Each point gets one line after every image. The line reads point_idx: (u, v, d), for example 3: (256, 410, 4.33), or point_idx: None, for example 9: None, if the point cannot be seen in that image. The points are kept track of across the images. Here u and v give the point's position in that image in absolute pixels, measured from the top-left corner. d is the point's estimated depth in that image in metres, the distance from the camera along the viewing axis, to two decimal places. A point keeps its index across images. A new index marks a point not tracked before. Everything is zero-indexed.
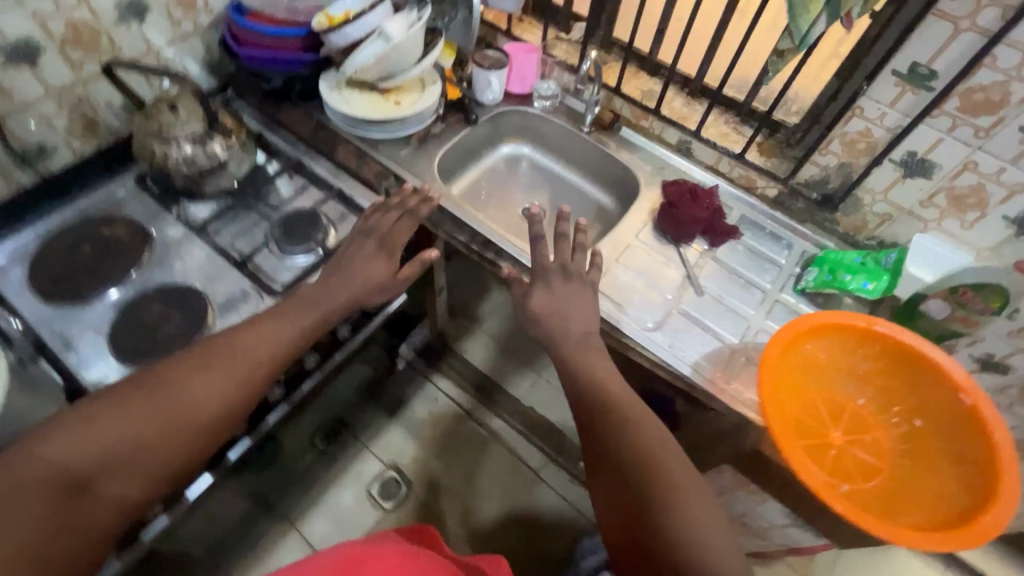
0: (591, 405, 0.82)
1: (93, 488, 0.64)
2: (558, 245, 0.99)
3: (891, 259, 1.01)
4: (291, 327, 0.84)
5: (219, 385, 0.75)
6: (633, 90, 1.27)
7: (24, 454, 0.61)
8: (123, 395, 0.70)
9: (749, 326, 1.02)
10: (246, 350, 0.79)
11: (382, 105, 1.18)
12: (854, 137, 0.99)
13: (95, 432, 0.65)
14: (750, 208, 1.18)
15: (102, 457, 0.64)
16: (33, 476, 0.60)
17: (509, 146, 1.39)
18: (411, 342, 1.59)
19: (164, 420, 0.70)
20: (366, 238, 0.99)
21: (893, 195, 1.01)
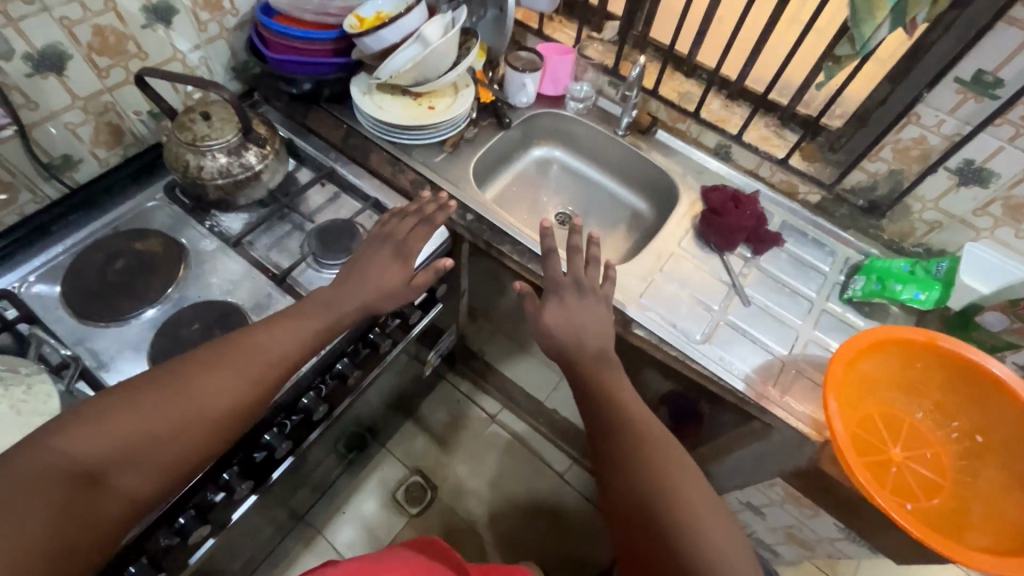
0: (607, 416, 0.82)
1: (103, 483, 0.60)
2: (575, 261, 0.97)
3: (942, 269, 0.99)
4: (309, 327, 0.82)
5: (232, 383, 0.72)
6: (670, 92, 1.24)
7: (36, 446, 0.59)
8: (135, 389, 0.67)
9: (798, 337, 1.01)
10: (263, 347, 0.77)
11: (416, 111, 1.14)
12: (908, 144, 0.97)
13: (107, 426, 0.63)
14: (791, 214, 1.16)
15: (113, 450, 0.62)
16: (42, 469, 0.57)
17: (540, 149, 1.36)
18: (437, 347, 1.57)
19: (176, 416, 0.67)
20: (392, 247, 0.93)
21: (945, 203, 0.99)
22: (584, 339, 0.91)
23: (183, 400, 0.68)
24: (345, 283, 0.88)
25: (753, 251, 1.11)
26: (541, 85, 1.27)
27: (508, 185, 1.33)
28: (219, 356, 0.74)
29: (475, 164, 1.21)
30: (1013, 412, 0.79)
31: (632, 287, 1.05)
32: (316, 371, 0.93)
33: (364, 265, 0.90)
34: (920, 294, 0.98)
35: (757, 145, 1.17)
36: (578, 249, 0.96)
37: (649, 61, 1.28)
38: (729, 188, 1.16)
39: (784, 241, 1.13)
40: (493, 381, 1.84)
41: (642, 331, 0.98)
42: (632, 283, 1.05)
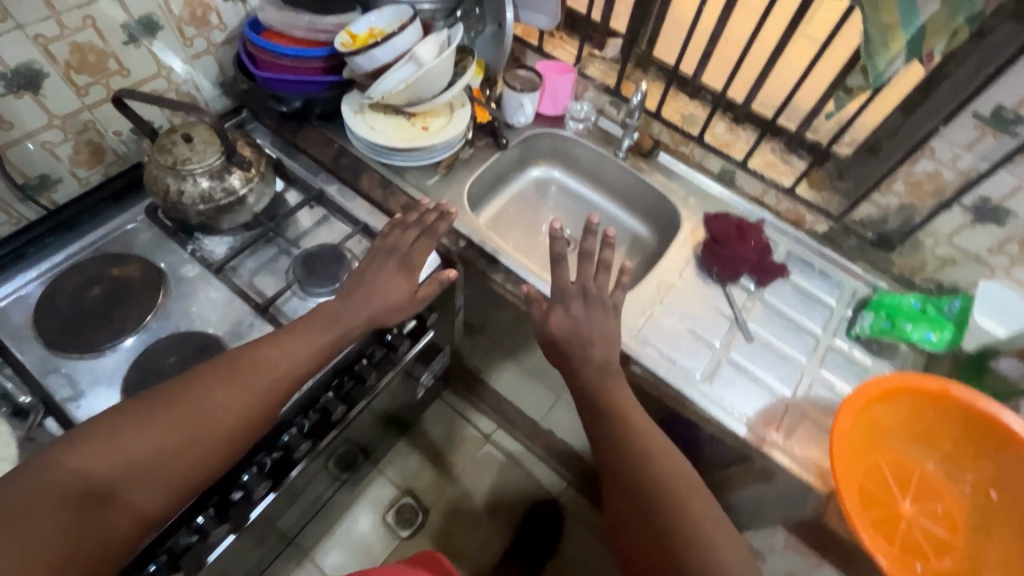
0: (610, 434, 0.75)
1: (111, 502, 0.60)
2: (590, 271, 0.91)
3: (954, 309, 0.96)
4: (320, 338, 0.78)
5: (241, 400, 0.70)
6: (674, 114, 1.20)
7: (49, 462, 0.59)
8: (143, 405, 0.66)
9: (802, 377, 0.96)
10: (271, 359, 0.74)
11: (409, 132, 1.10)
12: (921, 178, 0.92)
13: (116, 444, 0.62)
14: (796, 243, 1.12)
15: (122, 470, 0.61)
16: (53, 488, 0.57)
17: (538, 169, 1.32)
18: (431, 369, 1.53)
19: (183, 435, 0.65)
20: (398, 259, 0.88)
21: (958, 239, 0.95)
22: (584, 353, 0.84)
23: (191, 417, 0.66)
24: (359, 290, 0.84)
25: (758, 283, 1.06)
26: (540, 104, 1.23)
27: (507, 205, 1.28)
28: (229, 369, 0.71)
29: (470, 186, 1.17)
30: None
31: (630, 320, 1.01)
32: (297, 408, 0.90)
33: (370, 277, 0.86)
34: (932, 334, 0.95)
35: (763, 172, 1.13)
36: (588, 257, 0.90)
37: (652, 81, 1.24)
38: (734, 217, 1.12)
39: (789, 273, 1.09)
40: (488, 401, 1.80)
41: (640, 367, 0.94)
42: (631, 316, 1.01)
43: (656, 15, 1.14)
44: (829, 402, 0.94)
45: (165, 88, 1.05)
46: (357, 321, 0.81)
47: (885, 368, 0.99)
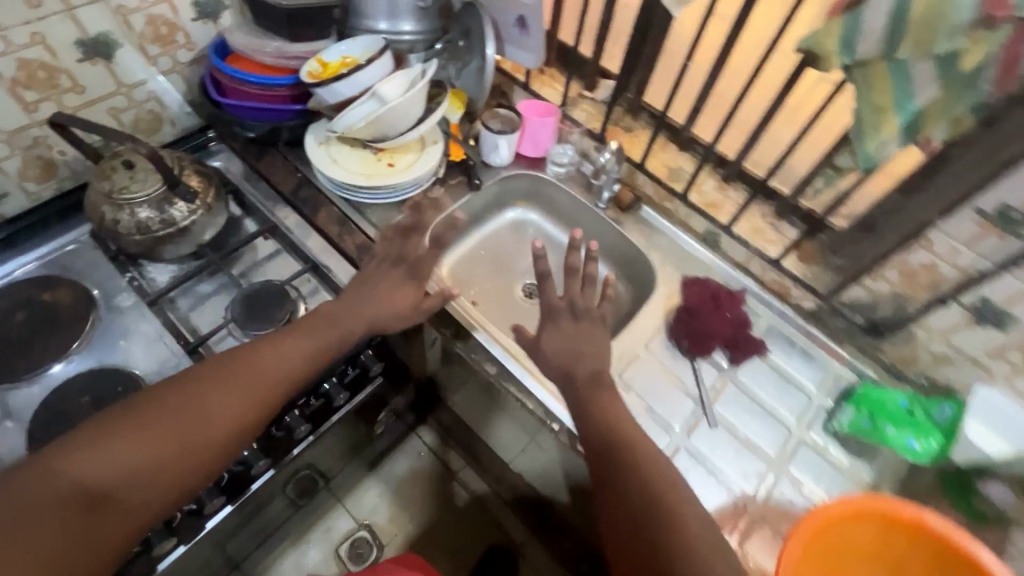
0: (609, 450, 0.73)
1: (112, 504, 0.61)
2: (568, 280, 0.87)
3: (944, 416, 0.86)
4: (314, 344, 0.80)
5: (236, 405, 0.71)
6: (660, 166, 1.13)
7: (47, 467, 0.59)
8: (143, 407, 0.66)
9: (766, 473, 0.88)
10: (266, 366, 0.75)
11: (374, 168, 1.05)
12: (916, 269, 0.84)
13: (116, 447, 0.62)
14: (779, 318, 1.04)
15: (123, 472, 0.62)
16: (55, 493, 0.58)
17: (515, 211, 1.25)
18: (394, 403, 1.48)
19: (182, 439, 0.66)
20: (406, 268, 0.91)
21: (954, 338, 0.85)
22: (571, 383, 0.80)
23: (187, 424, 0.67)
24: (355, 296, 0.86)
25: (731, 360, 0.99)
26: (520, 144, 1.17)
27: (477, 248, 1.23)
28: (223, 373, 0.72)
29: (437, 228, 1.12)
30: None
31: None
32: None
33: (375, 281, 0.88)
34: (915, 442, 0.86)
35: (748, 238, 1.06)
36: (575, 272, 0.87)
37: (641, 128, 1.17)
38: (713, 284, 1.04)
39: (767, 351, 1.00)
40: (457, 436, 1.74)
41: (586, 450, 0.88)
42: None
43: (647, 62, 1.07)
44: (794, 506, 0.85)
45: (127, 106, 1.01)
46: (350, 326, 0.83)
47: (862, 471, 0.89)
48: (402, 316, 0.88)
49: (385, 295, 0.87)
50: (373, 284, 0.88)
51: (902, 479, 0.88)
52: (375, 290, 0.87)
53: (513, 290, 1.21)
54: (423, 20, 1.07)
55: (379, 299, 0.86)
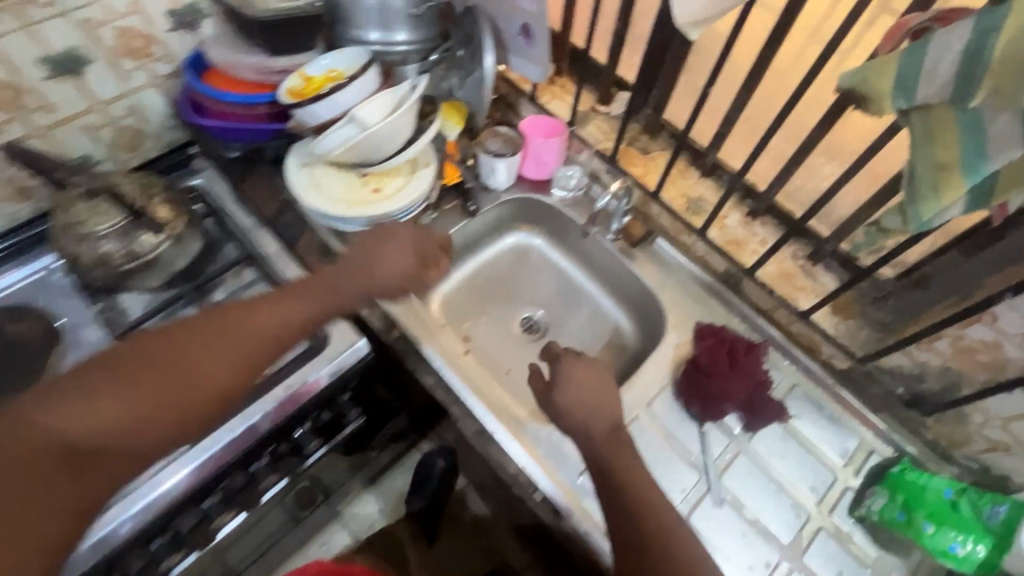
0: (603, 474, 0.69)
1: (88, 468, 0.54)
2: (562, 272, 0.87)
3: (996, 519, 0.73)
4: (315, 308, 0.69)
5: (224, 371, 0.61)
6: (678, 195, 1.00)
7: (19, 420, 0.52)
8: (123, 362, 0.58)
9: (777, 562, 0.78)
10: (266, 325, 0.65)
11: (360, 193, 0.96)
12: (974, 345, 0.70)
13: (95, 408, 0.55)
14: (805, 377, 0.91)
15: (105, 432, 0.55)
16: (27, 450, 0.51)
17: (516, 236, 1.14)
18: (390, 426, 1.42)
19: (163, 408, 0.58)
20: (414, 237, 0.79)
21: (1017, 426, 0.72)
22: (592, 446, 0.71)
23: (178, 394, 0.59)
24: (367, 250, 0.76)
25: (745, 426, 0.87)
26: (523, 165, 1.06)
27: (474, 274, 1.11)
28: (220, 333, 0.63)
29: None
30: None
31: (574, 458, 0.84)
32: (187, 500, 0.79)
33: (380, 247, 0.76)
34: (957, 544, 0.73)
35: (772, 284, 0.93)
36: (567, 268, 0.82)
37: (659, 150, 1.04)
38: (732, 333, 0.92)
39: (789, 417, 0.88)
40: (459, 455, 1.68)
41: (575, 526, 0.79)
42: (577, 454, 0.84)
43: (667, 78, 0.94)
44: None
45: (103, 123, 0.96)
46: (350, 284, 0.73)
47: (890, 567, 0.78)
48: (417, 281, 0.79)
49: (397, 259, 0.77)
50: (377, 246, 0.76)
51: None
52: (385, 250, 0.76)
53: (512, 321, 1.09)
54: (420, 25, 0.96)
55: (379, 258, 0.76)
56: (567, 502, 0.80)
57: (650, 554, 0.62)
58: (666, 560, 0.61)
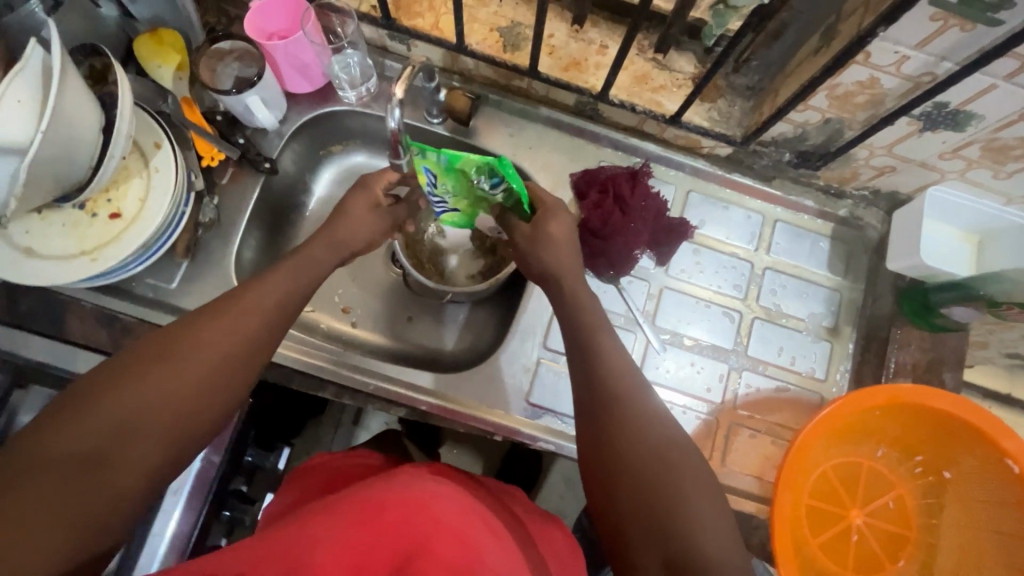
0: (579, 383, 0.60)
1: (183, 376, 0.51)
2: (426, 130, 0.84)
3: (443, 198, 0.70)
4: (327, 259, 0.65)
5: (287, 284, 0.61)
6: (488, 35, 0.77)
7: (173, 340, 0.53)
8: (217, 303, 0.57)
9: (728, 372, 0.80)
10: (255, 299, 0.58)
11: (95, 230, 0.68)
12: (850, 90, 0.62)
13: (234, 315, 0.56)
14: (696, 177, 0.84)
15: (221, 356, 0.53)
16: (146, 401, 0.49)
17: (335, 161, 0.91)
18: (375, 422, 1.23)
19: (254, 329, 0.56)
20: None
21: (900, 148, 0.69)
22: (580, 350, 0.60)
23: (183, 354, 0.52)
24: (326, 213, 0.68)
25: (657, 262, 0.81)
26: (287, 82, 0.78)
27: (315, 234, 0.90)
28: (196, 328, 0.54)
29: (241, 255, 0.79)
30: (1002, 462, 0.63)
31: (512, 386, 0.77)
32: (209, 518, 0.72)
33: None
34: (483, 216, 0.74)
35: (628, 98, 0.78)
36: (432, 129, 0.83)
37: None
38: (610, 170, 0.81)
39: (696, 229, 0.83)
40: None
41: (546, 445, 0.76)
42: (510, 386, 0.77)
43: None
44: (762, 391, 0.80)
45: None
46: (315, 252, 0.64)
47: (821, 319, 0.82)
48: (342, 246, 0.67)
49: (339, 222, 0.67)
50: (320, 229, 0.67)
51: (859, 309, 0.81)
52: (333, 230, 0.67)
53: (379, 266, 0.90)
54: None
55: (338, 222, 0.67)
56: (527, 431, 0.76)
57: (604, 469, 0.54)
58: (624, 478, 0.53)
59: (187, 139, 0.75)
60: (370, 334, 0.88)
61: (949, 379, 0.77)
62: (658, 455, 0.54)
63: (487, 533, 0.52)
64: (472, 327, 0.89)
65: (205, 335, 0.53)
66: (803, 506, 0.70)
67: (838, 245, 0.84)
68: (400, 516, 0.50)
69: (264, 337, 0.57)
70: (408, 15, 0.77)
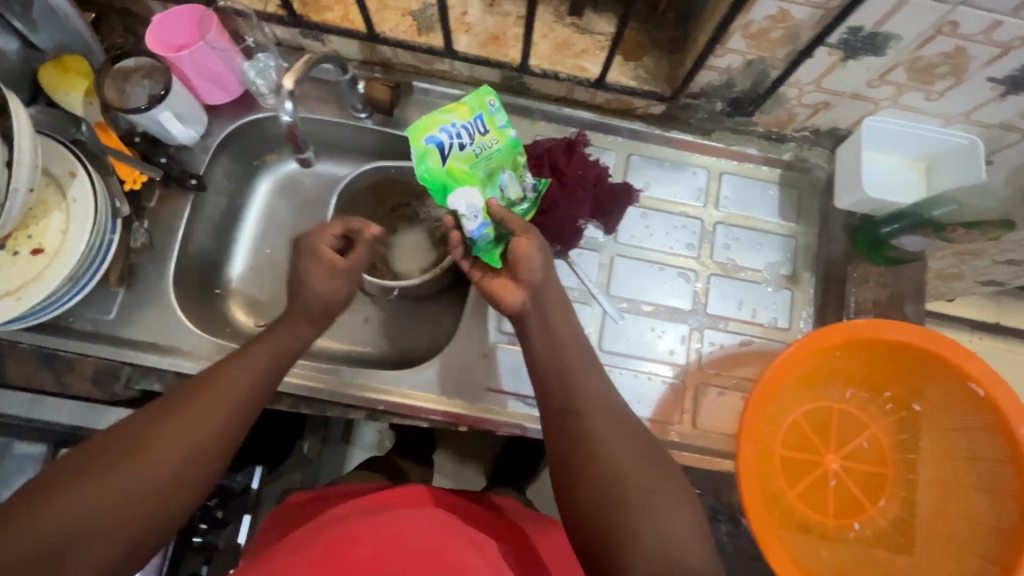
0: (551, 388, 0.60)
1: (144, 475, 0.48)
2: (354, 126, 0.82)
3: (470, 146, 0.68)
4: (305, 337, 0.62)
5: (260, 365, 0.58)
6: (400, 20, 0.75)
7: (133, 435, 0.50)
8: (183, 392, 0.53)
9: (690, 332, 0.79)
10: (235, 383, 0.55)
11: (19, 270, 0.66)
12: (763, 27, 0.60)
13: (202, 405, 0.53)
14: (635, 140, 0.82)
15: (188, 450, 0.51)
16: (103, 502, 0.47)
17: (271, 171, 0.89)
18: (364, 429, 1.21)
19: (224, 417, 0.53)
20: None
21: (828, 82, 0.67)
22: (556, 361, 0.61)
23: (145, 452, 0.49)
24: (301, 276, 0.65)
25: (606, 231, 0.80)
26: (203, 94, 0.76)
27: (259, 247, 0.88)
28: (160, 418, 0.51)
29: (179, 275, 0.78)
30: (966, 386, 0.62)
31: (471, 374, 0.76)
32: None
33: None
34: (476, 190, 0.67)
35: (552, 67, 0.76)
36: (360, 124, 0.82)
37: None
38: (545, 143, 0.79)
39: (640, 192, 0.81)
40: None
41: (512, 430, 0.75)
42: (470, 374, 0.76)
43: None
44: (727, 347, 0.78)
45: None
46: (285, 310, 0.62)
47: (778, 267, 0.80)
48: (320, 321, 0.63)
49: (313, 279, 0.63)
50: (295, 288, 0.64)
51: (815, 252, 0.80)
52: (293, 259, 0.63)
53: None
54: None
55: None
56: (490, 418, 0.74)
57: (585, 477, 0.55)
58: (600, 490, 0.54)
59: (106, 164, 0.73)
60: (327, 341, 0.86)
61: (912, 310, 0.76)
62: (631, 470, 0.55)
63: (465, 547, 0.55)
64: (431, 321, 0.87)
65: (172, 427, 0.51)
66: (775, 458, 0.69)
67: (787, 189, 0.82)
68: (372, 551, 0.52)
69: (235, 425, 0.54)
70: (315, 9, 0.75)
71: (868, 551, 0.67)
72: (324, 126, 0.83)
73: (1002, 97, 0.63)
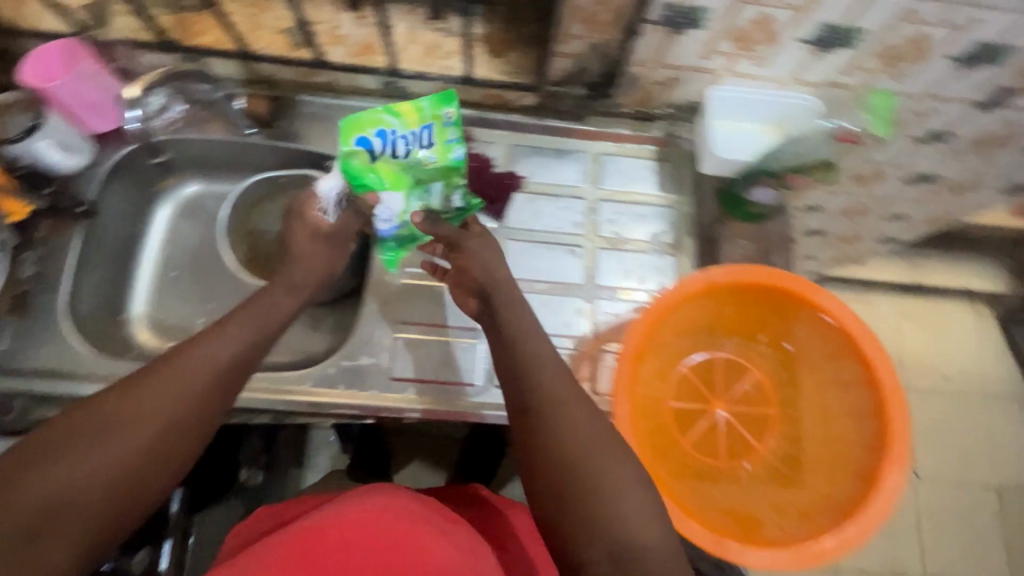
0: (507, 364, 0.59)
1: (123, 447, 0.47)
2: (244, 142, 0.85)
3: (409, 155, 0.66)
4: (278, 316, 0.63)
5: (236, 339, 0.57)
6: (274, 38, 0.79)
7: (105, 410, 0.48)
8: (159, 364, 0.52)
9: (584, 305, 0.82)
10: (208, 355, 0.54)
11: None
12: (592, 10, 0.66)
13: (179, 377, 0.51)
14: (515, 131, 0.87)
15: (166, 421, 0.49)
16: (81, 475, 0.45)
17: (170, 197, 0.91)
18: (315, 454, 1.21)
19: (200, 390, 0.52)
20: None
21: (669, 57, 0.73)
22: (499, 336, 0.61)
23: (121, 424, 0.48)
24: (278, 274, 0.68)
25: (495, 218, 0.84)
26: (87, 124, 0.78)
27: (162, 271, 0.88)
28: (133, 392, 0.50)
29: (76, 303, 0.78)
30: (821, 318, 0.68)
31: (374, 367, 0.77)
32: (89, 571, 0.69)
33: None
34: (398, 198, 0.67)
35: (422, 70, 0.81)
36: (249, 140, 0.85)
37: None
38: None
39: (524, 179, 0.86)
40: None
41: (415, 415, 0.76)
42: (373, 368, 0.77)
43: None
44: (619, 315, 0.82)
45: None
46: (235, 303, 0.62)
47: (661, 236, 0.85)
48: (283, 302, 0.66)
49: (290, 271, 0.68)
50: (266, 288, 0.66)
51: (692, 218, 0.85)
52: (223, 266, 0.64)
53: None
54: None
55: None
56: (393, 407, 0.75)
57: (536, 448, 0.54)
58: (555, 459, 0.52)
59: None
60: None
61: None
62: (595, 432, 0.54)
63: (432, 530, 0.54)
64: (341, 325, 0.88)
65: (150, 397, 0.49)
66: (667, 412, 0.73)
67: (662, 164, 0.88)
68: (337, 542, 0.51)
69: (214, 398, 0.53)
70: (190, 35, 0.78)
71: (764, 489, 0.70)
72: (215, 146, 0.86)
73: (816, 55, 0.71)
